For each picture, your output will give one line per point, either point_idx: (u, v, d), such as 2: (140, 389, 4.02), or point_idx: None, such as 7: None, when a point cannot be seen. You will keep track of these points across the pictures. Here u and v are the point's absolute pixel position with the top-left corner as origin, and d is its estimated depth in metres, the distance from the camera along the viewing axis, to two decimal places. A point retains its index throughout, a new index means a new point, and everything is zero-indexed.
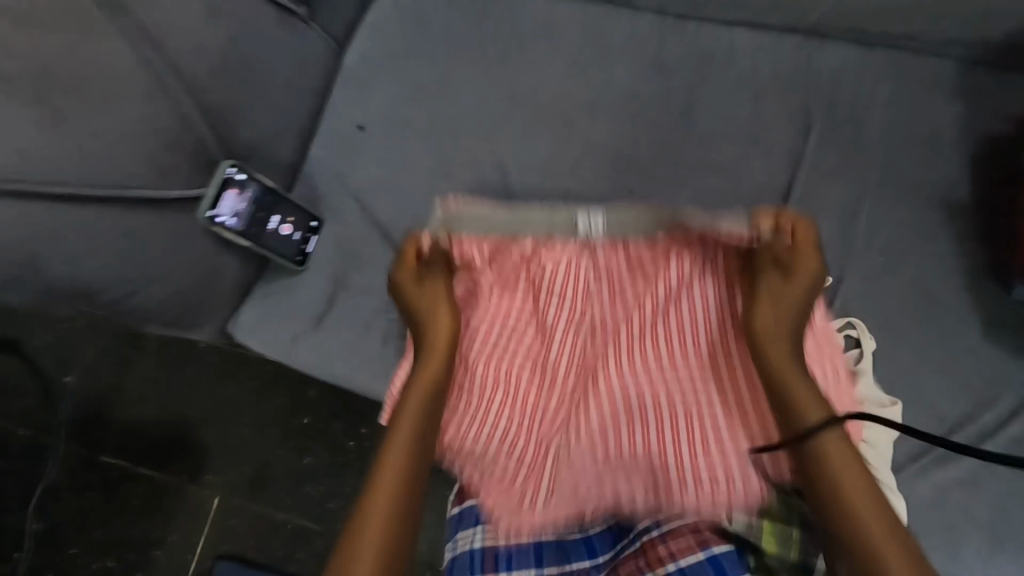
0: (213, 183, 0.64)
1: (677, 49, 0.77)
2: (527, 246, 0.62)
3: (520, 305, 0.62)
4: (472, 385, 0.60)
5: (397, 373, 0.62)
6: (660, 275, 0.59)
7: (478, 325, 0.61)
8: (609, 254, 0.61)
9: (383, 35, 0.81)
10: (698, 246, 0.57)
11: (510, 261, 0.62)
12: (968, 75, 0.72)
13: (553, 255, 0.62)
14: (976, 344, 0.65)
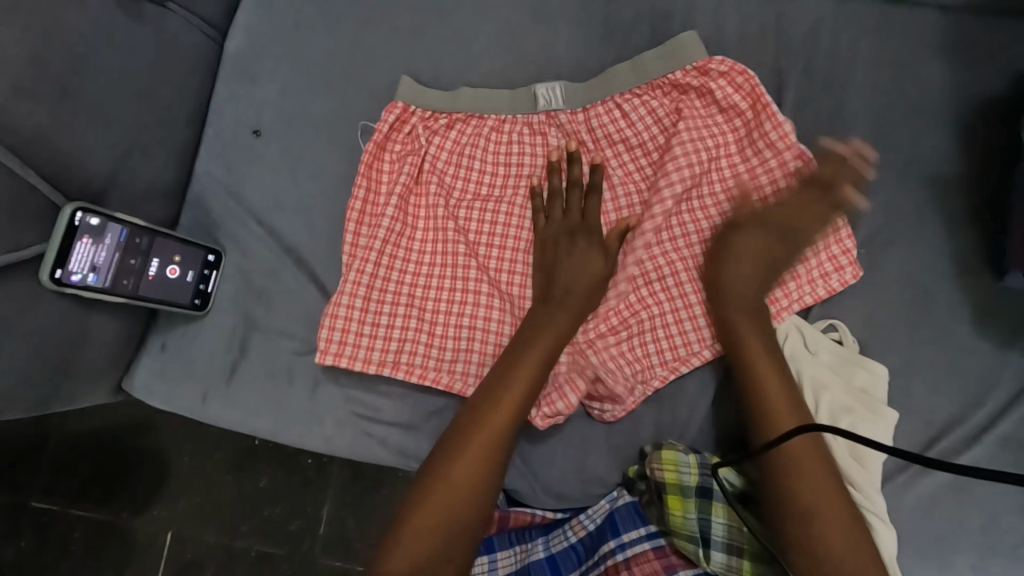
0: (55, 238, 0.48)
1: (625, 9, 0.65)
2: (491, 118, 0.64)
3: (480, 174, 0.64)
4: (459, 270, 0.62)
5: (365, 267, 0.61)
6: (623, 141, 0.63)
7: (456, 211, 0.63)
8: (573, 119, 0.63)
9: (271, 9, 0.66)
10: (652, 100, 0.62)
11: (471, 131, 0.64)
12: (952, 27, 0.63)
13: (516, 132, 0.64)
14: (965, 337, 0.59)
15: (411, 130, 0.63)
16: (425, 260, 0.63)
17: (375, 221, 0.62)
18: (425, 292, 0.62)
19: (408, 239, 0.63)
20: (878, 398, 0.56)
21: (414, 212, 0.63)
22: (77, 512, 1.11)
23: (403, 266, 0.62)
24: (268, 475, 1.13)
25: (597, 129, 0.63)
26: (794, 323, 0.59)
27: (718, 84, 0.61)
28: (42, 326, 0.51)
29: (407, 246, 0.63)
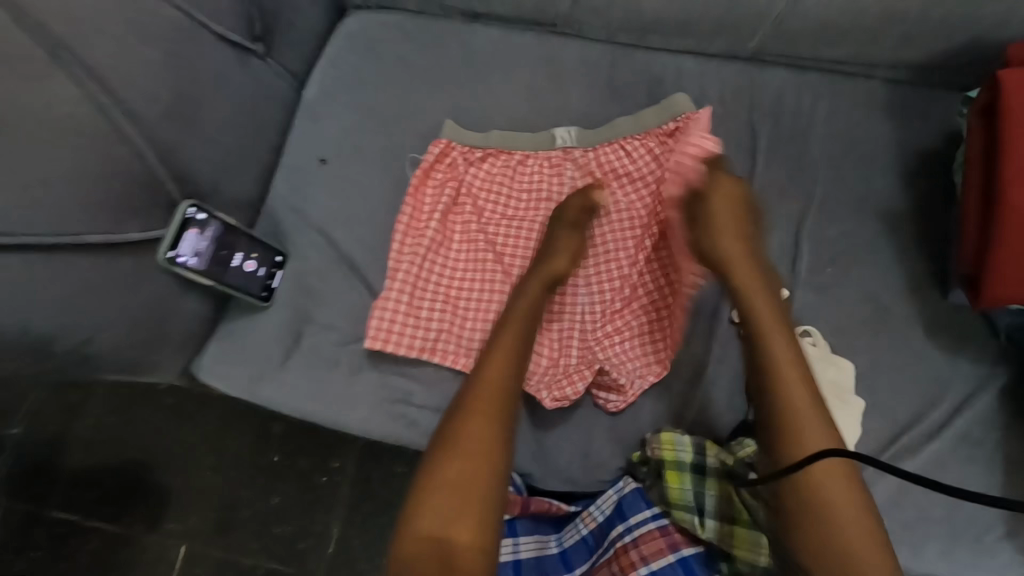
0: (173, 224, 0.60)
1: (629, 75, 0.80)
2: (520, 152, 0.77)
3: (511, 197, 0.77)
4: (488, 275, 0.75)
5: (411, 269, 0.73)
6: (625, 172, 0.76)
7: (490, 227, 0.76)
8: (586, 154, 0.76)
9: (341, 66, 0.81)
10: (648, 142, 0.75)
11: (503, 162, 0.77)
12: (894, 95, 0.78)
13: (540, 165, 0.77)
14: (922, 345, 0.69)
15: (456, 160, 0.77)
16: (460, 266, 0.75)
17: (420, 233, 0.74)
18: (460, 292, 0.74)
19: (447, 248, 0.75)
20: (846, 387, 0.66)
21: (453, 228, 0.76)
22: (95, 524, 1.21)
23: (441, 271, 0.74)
24: (281, 493, 1.20)
25: (605, 164, 0.76)
26: None
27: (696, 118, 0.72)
28: (149, 297, 0.60)
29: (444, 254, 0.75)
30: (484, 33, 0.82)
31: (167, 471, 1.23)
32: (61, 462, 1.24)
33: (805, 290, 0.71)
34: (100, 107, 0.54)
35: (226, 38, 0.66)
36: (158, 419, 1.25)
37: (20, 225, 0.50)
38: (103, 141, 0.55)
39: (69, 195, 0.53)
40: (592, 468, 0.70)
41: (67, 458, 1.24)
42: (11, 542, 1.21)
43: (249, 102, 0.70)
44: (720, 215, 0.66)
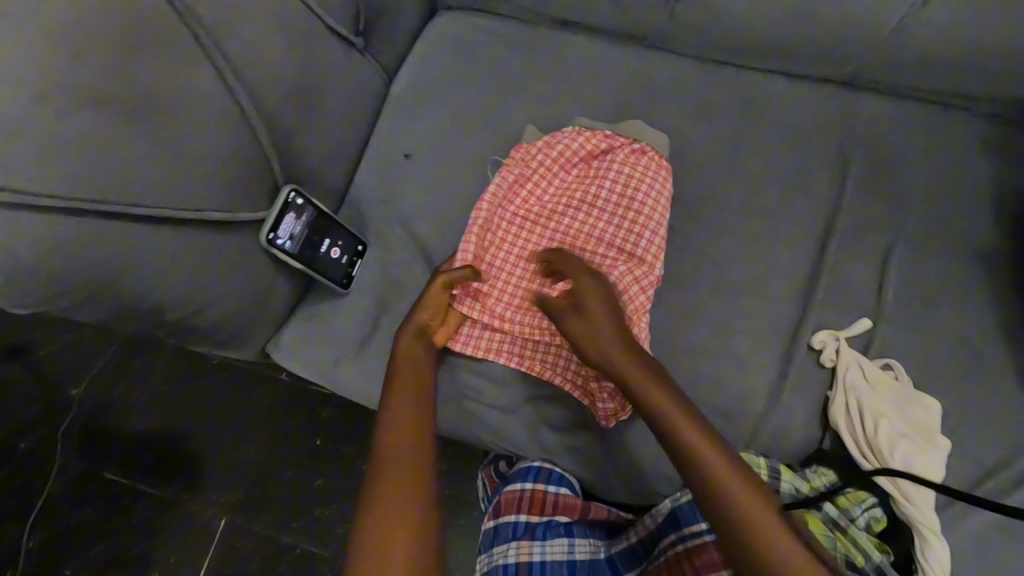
0: (275, 207, 0.62)
1: (718, 92, 0.80)
2: (587, 145, 0.74)
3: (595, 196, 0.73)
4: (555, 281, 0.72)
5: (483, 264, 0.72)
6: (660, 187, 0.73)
7: (570, 225, 0.73)
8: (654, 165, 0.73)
9: (430, 65, 0.83)
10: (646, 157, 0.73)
11: (575, 155, 0.74)
12: (995, 130, 0.75)
13: (629, 167, 0.72)
14: (1013, 390, 0.66)
15: (535, 153, 0.74)
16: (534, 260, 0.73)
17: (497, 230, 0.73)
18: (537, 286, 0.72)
19: (518, 240, 0.73)
20: (932, 426, 0.64)
21: (530, 221, 0.74)
22: (145, 489, 1.25)
23: (514, 265, 0.73)
24: (322, 477, 1.22)
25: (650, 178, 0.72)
26: (856, 359, 0.67)
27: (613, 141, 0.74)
28: (249, 276, 0.62)
29: (516, 247, 0.73)
30: (573, 43, 0.83)
31: (215, 445, 1.26)
32: (116, 426, 1.29)
33: (889, 322, 0.70)
34: (229, 91, 0.57)
35: (336, 32, 0.68)
36: (211, 393, 1.29)
37: (154, 199, 0.52)
38: (227, 123, 0.57)
39: (197, 172, 0.55)
40: (654, 481, 0.70)
41: (121, 423, 1.29)
42: (65, 499, 1.26)
43: (348, 95, 0.73)
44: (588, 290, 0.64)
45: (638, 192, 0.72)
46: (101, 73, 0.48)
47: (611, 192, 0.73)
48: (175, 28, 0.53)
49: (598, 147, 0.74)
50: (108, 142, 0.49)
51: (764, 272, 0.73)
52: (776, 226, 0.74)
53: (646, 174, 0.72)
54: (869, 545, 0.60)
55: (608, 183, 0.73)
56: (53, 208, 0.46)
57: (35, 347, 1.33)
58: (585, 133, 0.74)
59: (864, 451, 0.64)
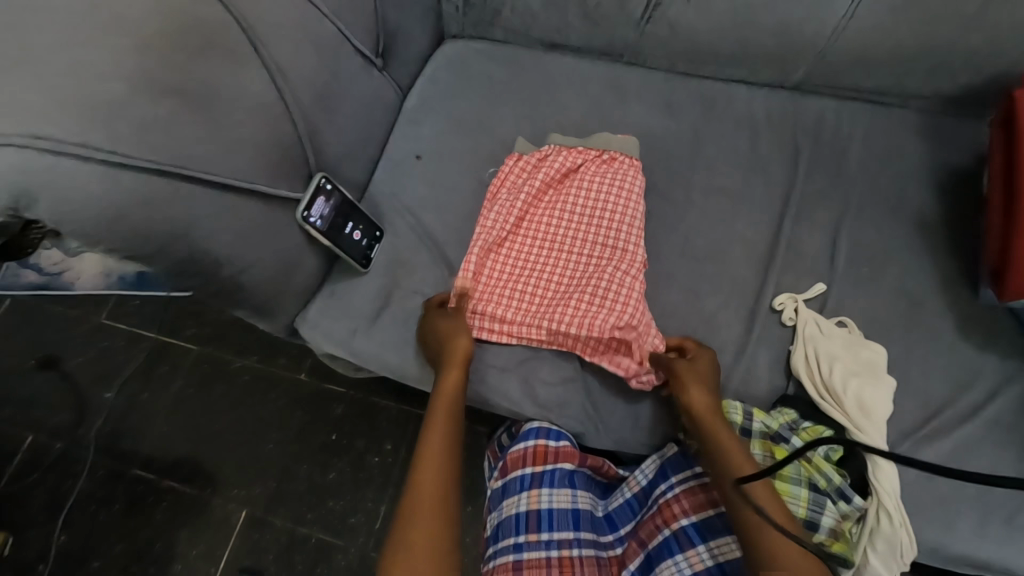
0: (309, 190, 0.74)
1: (685, 96, 0.92)
2: (566, 160, 0.85)
3: (575, 203, 0.84)
4: (546, 278, 0.81)
5: (485, 268, 0.82)
6: (631, 182, 0.82)
7: (558, 228, 0.83)
8: (630, 169, 0.83)
9: (437, 82, 0.96)
10: (619, 161, 0.84)
11: (555, 165, 0.85)
12: (927, 122, 0.87)
13: (604, 174, 0.84)
14: (952, 339, 0.75)
15: (523, 168, 0.86)
16: (526, 263, 0.82)
17: (492, 236, 0.83)
18: (532, 288, 0.81)
19: (511, 246, 0.83)
20: (880, 368, 0.73)
21: (520, 226, 0.84)
22: (171, 485, 1.29)
23: (510, 268, 0.82)
24: (337, 469, 1.28)
25: (624, 180, 0.83)
26: (812, 315, 0.76)
27: (584, 151, 0.86)
28: (286, 247, 0.73)
29: (508, 251, 0.83)
30: (559, 60, 0.96)
31: (234, 442, 1.32)
32: (139, 425, 1.35)
33: (842, 286, 0.79)
34: (277, 93, 0.70)
35: (360, 51, 0.82)
36: (232, 391, 1.36)
37: (220, 169, 0.65)
38: (274, 118, 0.70)
39: (253, 154, 0.68)
40: (640, 431, 0.78)
41: (144, 423, 1.35)
42: (91, 496, 1.30)
43: (368, 103, 0.86)
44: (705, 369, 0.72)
45: (612, 194, 0.82)
46: (182, 69, 0.62)
47: (588, 198, 0.83)
48: (237, 41, 0.67)
49: (575, 162, 0.86)
50: (183, 120, 0.61)
51: (732, 247, 0.83)
52: (739, 207, 0.85)
53: (616, 177, 0.83)
54: (832, 470, 0.68)
55: (586, 191, 0.83)
56: (138, 166, 0.58)
57: (70, 354, 1.40)
58: (564, 150, 0.86)
59: (821, 391, 0.72)
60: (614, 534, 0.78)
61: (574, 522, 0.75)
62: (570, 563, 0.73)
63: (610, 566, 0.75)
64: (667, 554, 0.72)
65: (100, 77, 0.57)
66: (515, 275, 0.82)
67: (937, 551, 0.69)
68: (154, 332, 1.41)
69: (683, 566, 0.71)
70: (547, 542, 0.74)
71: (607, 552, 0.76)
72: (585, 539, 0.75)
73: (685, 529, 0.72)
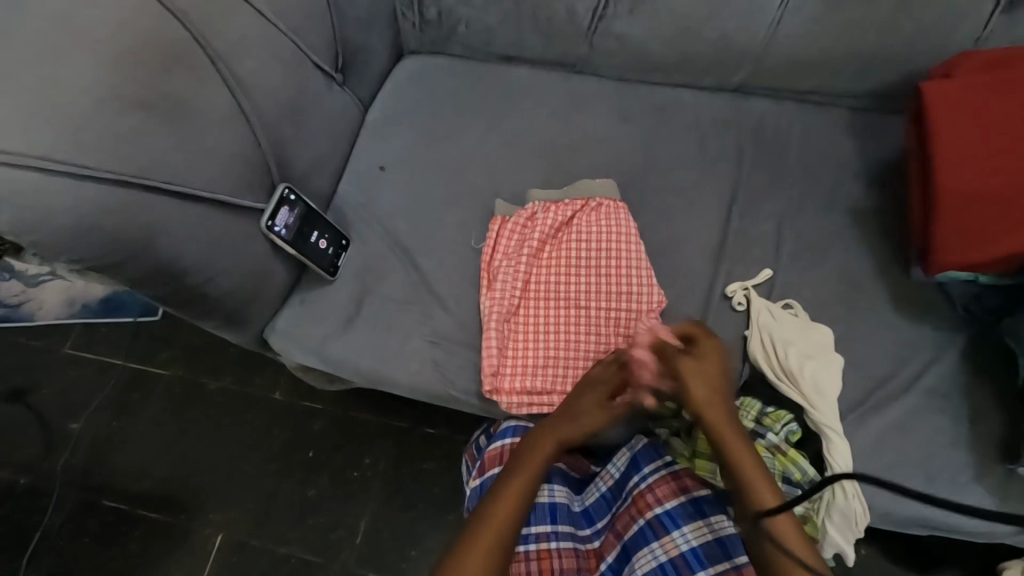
0: (273, 201, 0.76)
1: (636, 103, 0.97)
2: (557, 215, 0.87)
3: (578, 255, 0.85)
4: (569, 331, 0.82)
5: (507, 335, 0.82)
6: (626, 227, 0.85)
7: (569, 280, 0.84)
8: (616, 212, 0.85)
9: (399, 96, 1.00)
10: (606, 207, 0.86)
11: (548, 221, 0.86)
12: (857, 118, 0.94)
13: (597, 223, 0.85)
14: (891, 316, 0.81)
15: (512, 231, 0.87)
16: (548, 325, 0.83)
17: (509, 306, 0.83)
18: (558, 349, 0.81)
19: (528, 309, 0.83)
20: (830, 347, 0.77)
21: (530, 285, 0.84)
22: (144, 512, 1.26)
23: (533, 335, 0.82)
24: (316, 485, 1.26)
25: (619, 226, 0.85)
26: (765, 303, 0.80)
27: (578, 203, 0.87)
28: (252, 256, 0.75)
29: (525, 319, 0.83)
30: (516, 71, 1.01)
31: (209, 466, 1.30)
32: (110, 454, 1.31)
33: (788, 271, 0.84)
34: (240, 109, 0.73)
35: (321, 68, 0.85)
36: (205, 414, 1.34)
37: (183, 179, 0.66)
38: (237, 131, 0.72)
39: (215, 164, 0.69)
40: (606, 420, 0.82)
41: (114, 451, 1.32)
42: (60, 530, 1.26)
43: (331, 117, 0.88)
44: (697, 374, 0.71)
45: (611, 238, 0.84)
46: (144, 85, 0.64)
47: (592, 249, 0.85)
48: (199, 59, 0.69)
49: (566, 215, 0.87)
50: (148, 132, 0.64)
51: (686, 240, 0.87)
52: (691, 203, 0.89)
53: (610, 221, 0.85)
54: (806, 463, 0.72)
55: (586, 243, 0.85)
56: (102, 177, 0.60)
57: (38, 385, 1.37)
58: (551, 206, 0.88)
59: (778, 373, 0.76)
60: (591, 528, 0.79)
61: (552, 517, 0.77)
62: (548, 556, 0.74)
63: (588, 558, 0.77)
64: (643, 543, 0.73)
65: (64, 92, 0.59)
66: (539, 339, 0.82)
67: (890, 516, 0.73)
68: (122, 360, 1.39)
69: (658, 553, 0.72)
70: (525, 537, 0.75)
71: (584, 545, 0.78)
72: (563, 533, 0.76)
73: (660, 517, 0.73)
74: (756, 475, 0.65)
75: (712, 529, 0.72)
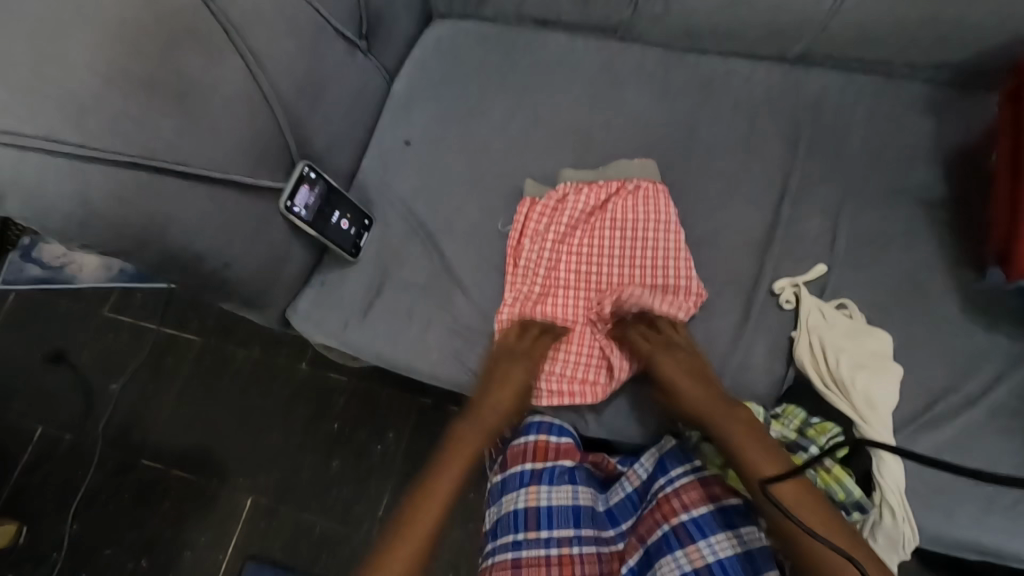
0: (291, 179, 0.73)
1: (682, 74, 0.88)
2: (590, 198, 0.81)
3: (610, 241, 0.80)
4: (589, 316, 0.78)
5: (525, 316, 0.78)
6: (667, 213, 0.78)
7: (597, 266, 0.79)
8: (656, 196, 0.78)
9: (425, 66, 0.93)
10: (643, 189, 0.79)
11: (581, 205, 0.81)
12: (935, 95, 0.83)
13: (635, 207, 0.79)
14: (957, 322, 0.73)
15: (542, 213, 0.81)
16: (571, 310, 0.78)
17: (533, 293, 0.79)
18: (582, 337, 0.77)
19: (552, 295, 0.79)
20: (886, 356, 0.71)
21: (556, 270, 0.79)
22: (177, 474, 1.31)
23: (554, 319, 0.78)
24: (339, 458, 1.28)
25: (659, 211, 0.78)
26: (816, 303, 0.74)
27: (614, 185, 0.81)
28: (270, 238, 0.73)
29: (548, 302, 0.79)
30: (551, 38, 0.93)
31: (238, 433, 1.33)
32: (145, 417, 1.36)
33: (842, 269, 0.77)
34: (255, 82, 0.69)
35: (342, 35, 0.80)
36: (235, 382, 1.36)
37: (195, 160, 0.63)
38: (252, 108, 0.69)
39: (229, 144, 0.66)
40: (634, 419, 0.77)
41: (149, 415, 1.36)
42: (101, 486, 1.32)
43: (353, 89, 0.84)
44: (675, 364, 0.72)
45: (649, 226, 0.78)
46: (152, 60, 0.60)
47: (626, 237, 0.79)
48: (211, 30, 0.66)
49: (600, 198, 0.81)
50: (155, 110, 0.61)
51: (729, 230, 0.80)
52: (738, 189, 0.82)
53: (650, 207, 0.78)
54: (852, 483, 0.66)
55: (620, 230, 0.79)
56: (111, 160, 0.58)
57: (76, 348, 1.41)
58: (583, 187, 0.81)
59: (827, 381, 0.70)
60: (615, 530, 0.76)
61: (574, 518, 0.74)
62: (569, 561, 0.72)
63: (611, 561, 0.74)
64: (667, 550, 0.70)
65: (67, 68, 0.56)
66: (560, 324, 0.78)
67: (940, 539, 0.67)
68: (155, 325, 1.42)
69: (683, 562, 0.69)
70: (546, 540, 0.73)
71: (607, 548, 0.75)
72: (586, 536, 0.74)
73: (686, 525, 0.70)
74: (755, 447, 0.67)
75: (741, 541, 0.68)
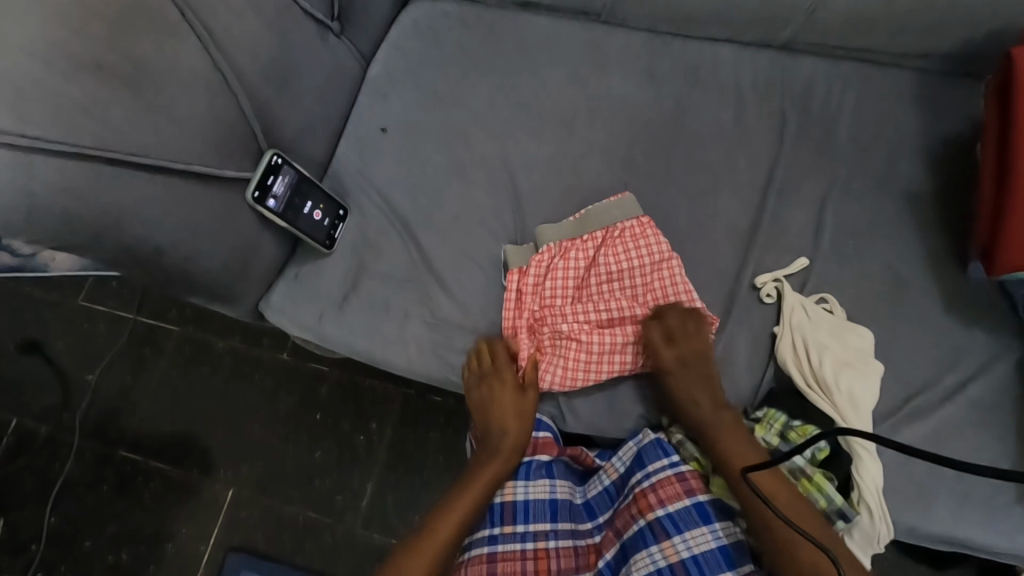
0: (260, 170, 0.71)
1: (667, 60, 0.86)
2: (579, 258, 0.77)
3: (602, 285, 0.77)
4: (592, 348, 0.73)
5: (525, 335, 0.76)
6: (655, 247, 0.76)
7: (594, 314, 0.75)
8: (644, 235, 0.76)
9: (402, 49, 0.90)
10: (625, 236, 0.77)
11: (571, 267, 0.77)
12: (922, 83, 0.81)
13: (625, 255, 0.76)
14: (936, 316, 0.73)
15: (534, 279, 0.77)
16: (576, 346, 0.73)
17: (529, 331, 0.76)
18: (598, 363, 0.73)
19: (554, 327, 0.74)
20: (868, 353, 0.70)
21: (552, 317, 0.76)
22: (157, 466, 1.29)
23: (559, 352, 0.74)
24: (322, 449, 1.27)
25: (648, 249, 0.76)
26: (798, 299, 0.73)
27: (602, 231, 0.77)
28: (237, 230, 0.71)
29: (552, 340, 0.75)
30: (533, 21, 0.90)
31: (219, 425, 1.31)
32: (124, 409, 1.33)
33: (825, 262, 0.76)
34: (216, 66, 0.67)
35: (311, 17, 0.77)
36: (215, 373, 1.34)
37: (153, 150, 0.61)
38: (213, 92, 0.66)
39: (189, 133, 0.64)
40: (613, 415, 0.77)
41: (128, 406, 1.33)
42: (80, 478, 1.30)
43: (324, 73, 0.80)
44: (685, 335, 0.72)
45: (640, 270, 0.76)
46: (104, 44, 0.58)
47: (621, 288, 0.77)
48: (168, 12, 0.63)
49: (588, 255, 0.77)
50: (107, 98, 0.58)
51: (712, 222, 0.79)
52: (722, 179, 0.80)
53: (640, 246, 0.76)
54: (834, 492, 0.66)
55: (616, 282, 0.77)
56: (59, 152, 0.55)
57: (52, 338, 1.37)
58: (568, 249, 0.77)
59: (809, 381, 0.70)
60: (592, 522, 0.76)
61: (551, 513, 0.74)
62: (545, 555, 0.71)
63: (587, 555, 0.74)
64: (642, 545, 0.68)
65: (9, 52, 0.53)
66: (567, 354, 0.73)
67: (915, 533, 0.68)
68: (132, 315, 1.38)
69: (657, 557, 0.67)
70: (522, 534, 0.72)
71: (584, 541, 0.75)
72: (562, 530, 0.73)
73: (661, 520, 0.69)
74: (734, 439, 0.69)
75: (716, 537, 0.68)
